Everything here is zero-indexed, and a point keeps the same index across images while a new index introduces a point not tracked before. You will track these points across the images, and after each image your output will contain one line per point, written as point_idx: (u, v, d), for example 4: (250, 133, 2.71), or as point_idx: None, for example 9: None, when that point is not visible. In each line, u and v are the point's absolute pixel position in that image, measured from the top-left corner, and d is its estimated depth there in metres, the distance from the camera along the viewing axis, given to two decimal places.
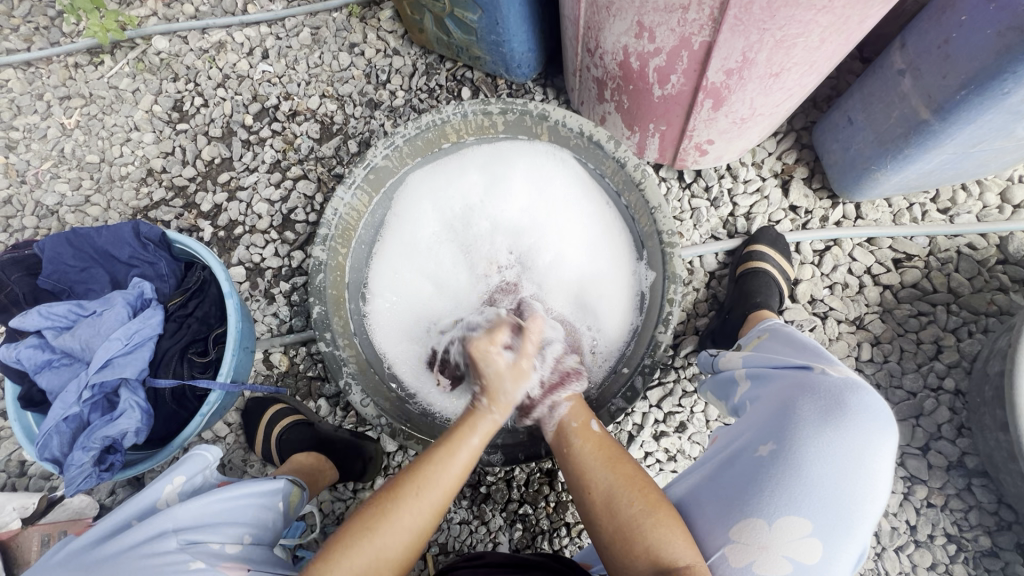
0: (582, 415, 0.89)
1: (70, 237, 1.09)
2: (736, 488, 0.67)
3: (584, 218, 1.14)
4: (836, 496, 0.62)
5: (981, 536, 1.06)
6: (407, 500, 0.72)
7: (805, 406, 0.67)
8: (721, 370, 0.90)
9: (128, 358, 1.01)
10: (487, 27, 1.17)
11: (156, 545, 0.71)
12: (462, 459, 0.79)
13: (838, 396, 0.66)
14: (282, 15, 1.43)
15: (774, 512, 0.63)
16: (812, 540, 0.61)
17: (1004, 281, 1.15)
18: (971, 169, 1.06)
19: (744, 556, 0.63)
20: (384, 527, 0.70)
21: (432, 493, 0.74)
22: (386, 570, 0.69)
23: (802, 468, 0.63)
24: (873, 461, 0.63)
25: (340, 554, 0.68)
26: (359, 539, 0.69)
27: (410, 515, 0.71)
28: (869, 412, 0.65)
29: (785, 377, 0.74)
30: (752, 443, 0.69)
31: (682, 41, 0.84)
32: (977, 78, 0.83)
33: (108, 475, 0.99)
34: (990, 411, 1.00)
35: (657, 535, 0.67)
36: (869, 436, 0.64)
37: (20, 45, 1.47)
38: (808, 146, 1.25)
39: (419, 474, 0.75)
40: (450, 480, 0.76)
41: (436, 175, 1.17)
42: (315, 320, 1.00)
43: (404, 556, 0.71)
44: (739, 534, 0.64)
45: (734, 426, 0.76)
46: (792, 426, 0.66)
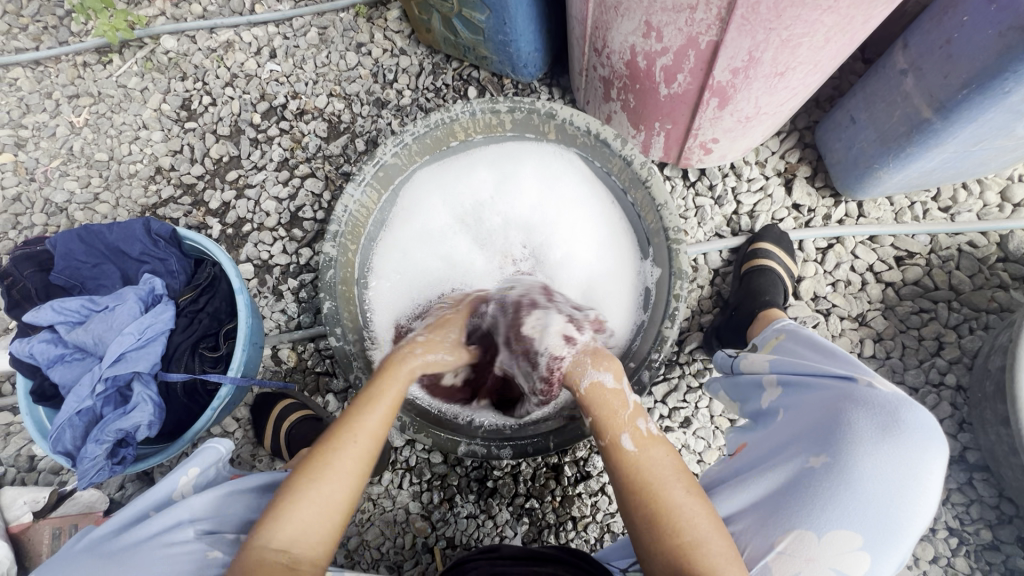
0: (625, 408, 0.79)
1: (82, 234, 1.10)
2: (784, 498, 0.69)
3: (591, 218, 1.15)
4: (885, 510, 0.66)
5: (983, 530, 1.08)
6: (339, 447, 0.71)
7: (858, 421, 0.70)
8: (741, 373, 0.89)
9: (141, 353, 1.02)
10: (494, 27, 1.18)
11: (173, 535, 0.72)
12: (390, 396, 0.80)
13: (892, 413, 0.69)
14: (290, 15, 1.44)
15: (827, 525, 0.66)
16: (861, 553, 0.65)
17: (1005, 279, 1.16)
18: (972, 167, 1.07)
19: (791, 567, 0.65)
20: (323, 472, 0.69)
21: (359, 437, 0.73)
22: (334, 513, 0.68)
23: (856, 484, 0.66)
24: (922, 477, 0.67)
25: (284, 506, 0.67)
26: (300, 492, 0.68)
27: (344, 460, 0.71)
28: (923, 431, 0.68)
29: (827, 386, 0.75)
30: (800, 454, 0.71)
31: (689, 41, 0.85)
32: (979, 77, 0.84)
33: (120, 468, 1.01)
34: (991, 406, 1.02)
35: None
36: (921, 453, 0.67)
37: (29, 44, 1.48)
38: (811, 145, 1.26)
39: (344, 424, 0.74)
40: (376, 423, 0.76)
41: (442, 173, 1.18)
42: (325, 315, 1.01)
43: (350, 498, 0.70)
44: (786, 544, 0.66)
45: (768, 434, 0.78)
46: (845, 440, 0.69)
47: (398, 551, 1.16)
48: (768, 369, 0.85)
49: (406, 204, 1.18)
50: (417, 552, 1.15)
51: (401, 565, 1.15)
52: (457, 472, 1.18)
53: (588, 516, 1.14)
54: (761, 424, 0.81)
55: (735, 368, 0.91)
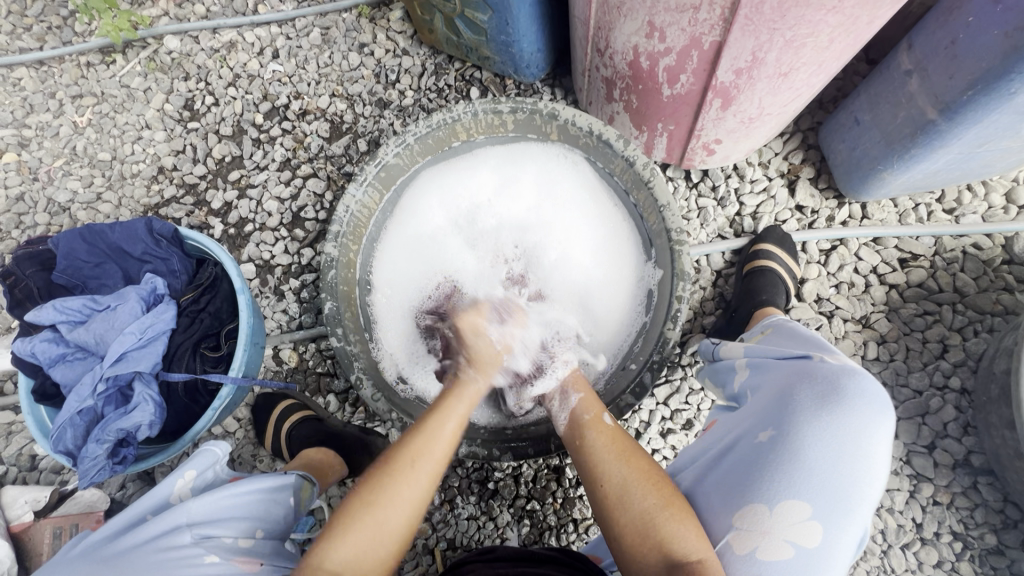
0: (594, 407, 0.88)
1: (84, 233, 1.10)
2: (739, 476, 0.69)
3: (592, 223, 1.16)
4: (835, 479, 0.63)
5: (987, 534, 1.07)
6: (405, 473, 0.72)
7: (802, 394, 0.69)
8: (722, 360, 0.90)
9: (142, 352, 1.02)
10: (496, 28, 1.18)
11: (172, 538, 0.71)
12: (454, 420, 0.81)
13: (834, 380, 0.68)
14: (293, 15, 1.44)
15: (775, 497, 0.64)
16: (812, 523, 0.62)
17: (1009, 281, 1.15)
18: (977, 169, 1.07)
19: (748, 543, 0.63)
20: (387, 498, 0.70)
21: (427, 461, 0.75)
22: (391, 538, 0.70)
23: (801, 453, 0.65)
24: (870, 444, 0.65)
25: (346, 529, 0.68)
26: (361, 514, 0.69)
27: (407, 487, 0.72)
28: (867, 396, 0.67)
29: (783, 366, 0.76)
30: (752, 431, 0.71)
31: (693, 41, 0.85)
32: (984, 78, 0.84)
33: (121, 467, 1.00)
34: (996, 409, 1.01)
35: (669, 528, 0.67)
36: (864, 419, 0.65)
37: (33, 44, 1.48)
38: (815, 146, 1.26)
39: (410, 446, 0.75)
40: (441, 447, 0.77)
41: (445, 175, 1.18)
42: (327, 315, 1.01)
43: (407, 526, 0.71)
44: (742, 521, 0.65)
45: (733, 417, 0.78)
46: (789, 412, 0.68)
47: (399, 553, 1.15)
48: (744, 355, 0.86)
49: (409, 203, 1.17)
50: (418, 554, 1.15)
51: (402, 567, 1.14)
52: (458, 473, 1.17)
53: (590, 518, 1.14)
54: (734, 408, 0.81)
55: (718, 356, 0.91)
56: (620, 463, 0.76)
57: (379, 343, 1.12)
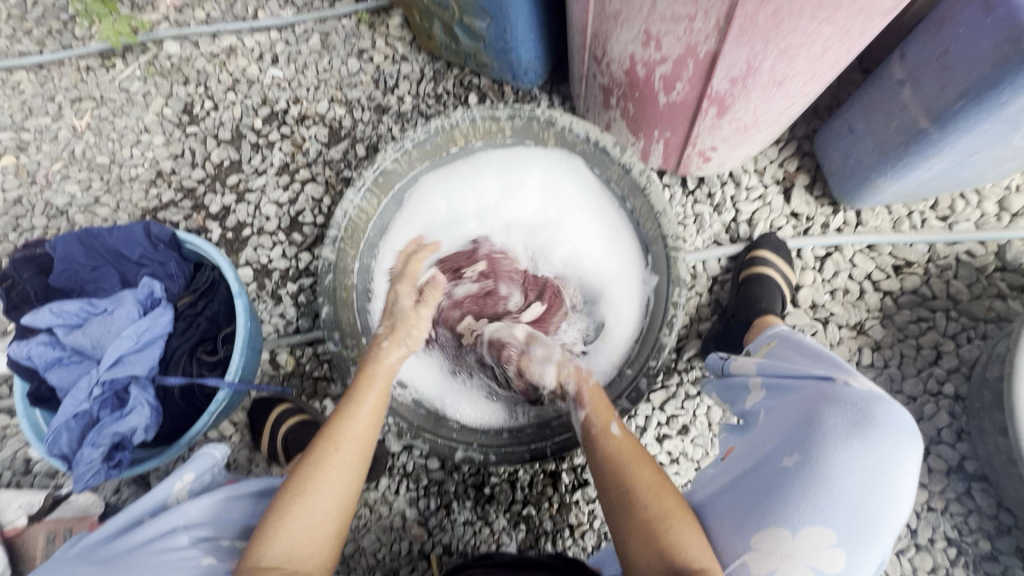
0: (605, 411, 0.88)
1: (82, 237, 1.10)
2: (759, 496, 0.68)
3: (596, 227, 1.15)
4: (861, 507, 0.63)
5: (981, 540, 1.07)
6: (323, 457, 0.73)
7: (829, 418, 0.69)
8: (732, 375, 0.90)
9: (138, 356, 1.02)
10: (495, 35, 1.19)
11: (168, 543, 0.71)
12: (370, 401, 0.81)
13: (863, 408, 0.68)
14: (292, 21, 1.45)
15: (798, 522, 0.64)
16: (836, 550, 0.62)
17: (1003, 288, 1.16)
18: (970, 177, 1.08)
19: (766, 564, 0.63)
20: (307, 487, 0.71)
21: (350, 442, 0.76)
22: (326, 522, 0.70)
23: (828, 480, 0.65)
24: (898, 473, 0.65)
25: (280, 521, 0.69)
26: (285, 508, 0.70)
27: (332, 468, 0.73)
28: (895, 425, 0.67)
29: (806, 388, 0.75)
30: (775, 453, 0.71)
31: (688, 50, 0.86)
32: (975, 88, 0.85)
33: (116, 472, 1.00)
34: (989, 416, 1.02)
35: (675, 537, 0.68)
36: (893, 448, 0.65)
37: (33, 48, 1.49)
38: (810, 154, 1.27)
39: (330, 430, 0.76)
40: (361, 428, 0.78)
41: (450, 178, 1.17)
42: (323, 320, 1.02)
43: (340, 507, 0.72)
44: (762, 542, 0.65)
45: (754, 438, 0.77)
46: (815, 437, 0.67)
47: (394, 558, 1.15)
48: (755, 371, 0.86)
49: (413, 209, 1.17)
50: (413, 559, 1.14)
51: (397, 572, 1.14)
52: (454, 479, 1.17)
53: (586, 523, 1.14)
54: (746, 428, 0.81)
55: (726, 371, 0.92)
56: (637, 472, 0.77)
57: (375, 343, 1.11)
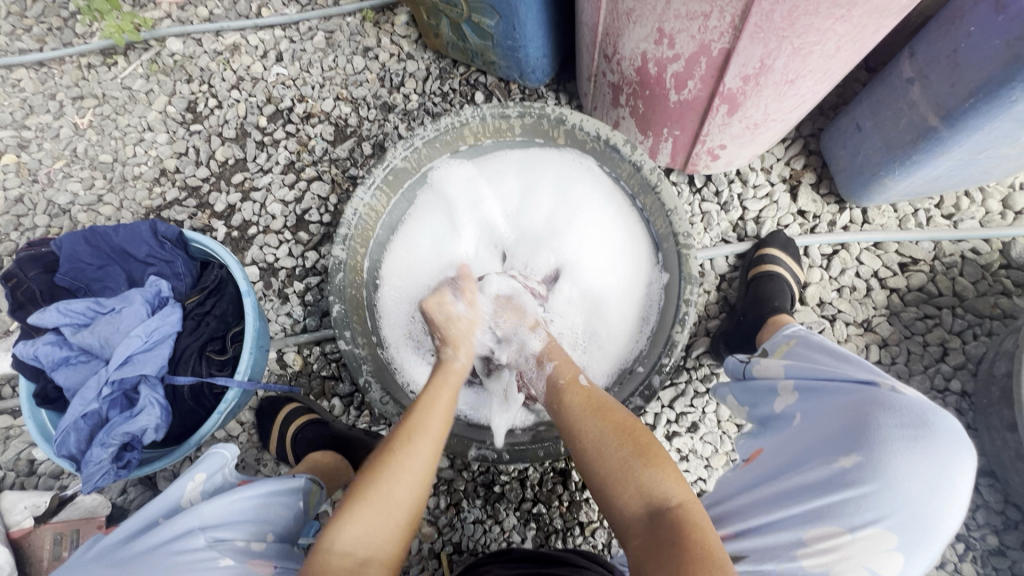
0: (570, 369, 0.91)
1: (87, 235, 1.09)
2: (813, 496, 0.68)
3: (607, 231, 1.16)
4: (919, 513, 0.64)
5: (989, 535, 1.08)
6: (401, 448, 0.73)
7: (883, 422, 0.68)
8: (754, 377, 0.90)
9: (148, 355, 1.01)
10: (503, 33, 1.19)
11: (186, 543, 0.71)
12: (443, 402, 0.82)
13: (920, 415, 0.68)
14: (297, 19, 1.45)
15: (858, 524, 0.64)
16: (896, 554, 0.63)
17: (1008, 285, 1.17)
18: (976, 175, 1.08)
19: (822, 563, 0.64)
20: (384, 473, 0.71)
21: (424, 438, 0.76)
22: (401, 511, 0.69)
23: (888, 483, 0.64)
24: (954, 479, 0.65)
25: (360, 505, 0.68)
26: (362, 493, 0.69)
27: (408, 460, 0.72)
28: (953, 434, 0.67)
29: (848, 392, 0.74)
30: (829, 454, 0.70)
31: (701, 48, 0.86)
32: (986, 86, 0.86)
33: (126, 472, 0.99)
34: (998, 411, 1.02)
35: (648, 476, 0.69)
36: (951, 457, 0.65)
37: (33, 45, 1.48)
38: (816, 152, 1.28)
39: (404, 427, 0.76)
40: (437, 425, 0.78)
41: (474, 175, 1.19)
42: (334, 318, 1.01)
43: (414, 498, 0.71)
44: (819, 542, 0.65)
45: (794, 440, 0.76)
46: (872, 440, 0.67)
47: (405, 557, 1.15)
48: (783, 374, 0.85)
49: (427, 202, 1.20)
50: (424, 558, 1.14)
51: (408, 571, 1.14)
52: (464, 477, 1.17)
53: (596, 521, 1.14)
54: (778, 431, 0.81)
55: (747, 373, 0.92)
56: (596, 420, 0.79)
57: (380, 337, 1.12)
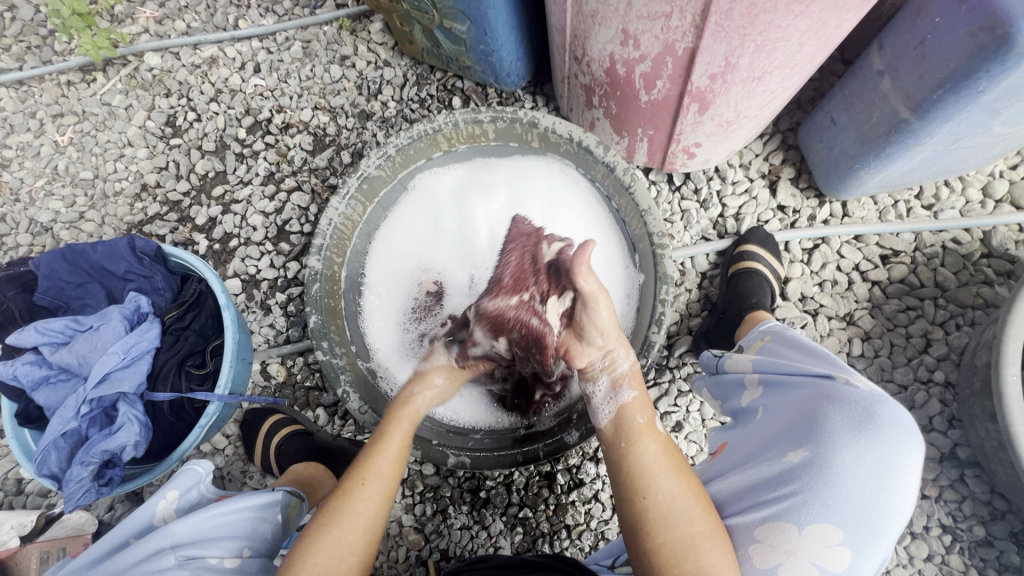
0: (644, 409, 0.83)
1: (66, 253, 1.09)
2: (763, 495, 0.70)
3: (592, 245, 1.13)
4: (866, 506, 0.65)
5: (976, 527, 1.08)
6: (354, 491, 0.76)
7: (833, 417, 0.69)
8: (726, 372, 0.90)
9: (126, 372, 1.02)
10: (476, 37, 1.19)
11: (155, 563, 0.72)
12: (396, 444, 0.84)
13: (867, 408, 0.69)
14: (273, 29, 1.45)
15: (806, 519, 0.65)
16: (841, 549, 0.64)
17: (989, 275, 1.17)
18: (952, 165, 1.08)
19: (772, 558, 0.65)
20: (337, 516, 0.73)
21: (375, 480, 0.78)
22: (355, 556, 0.71)
23: (832, 478, 0.66)
24: (901, 471, 0.66)
25: (312, 544, 0.70)
26: (315, 538, 0.71)
27: (359, 502, 0.75)
28: (899, 424, 0.67)
29: (804, 385, 0.75)
30: (779, 447, 0.71)
31: (666, 47, 0.86)
32: (952, 77, 0.85)
33: (107, 489, 0.99)
34: (980, 402, 1.02)
35: (714, 558, 0.65)
36: (898, 447, 0.66)
37: (12, 64, 1.48)
38: (794, 147, 1.27)
39: (360, 468, 0.79)
40: (388, 466, 0.80)
41: (466, 177, 1.18)
42: (312, 329, 1.01)
43: (365, 543, 0.73)
44: (766, 535, 0.67)
45: (751, 434, 0.77)
46: (821, 436, 0.68)
47: (392, 565, 1.14)
48: (751, 368, 0.85)
49: (413, 203, 1.19)
50: (411, 566, 1.14)
51: None
52: (450, 483, 1.17)
53: (583, 524, 1.14)
54: (740, 426, 0.81)
55: (719, 368, 0.93)
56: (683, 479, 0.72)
57: (357, 335, 1.12)
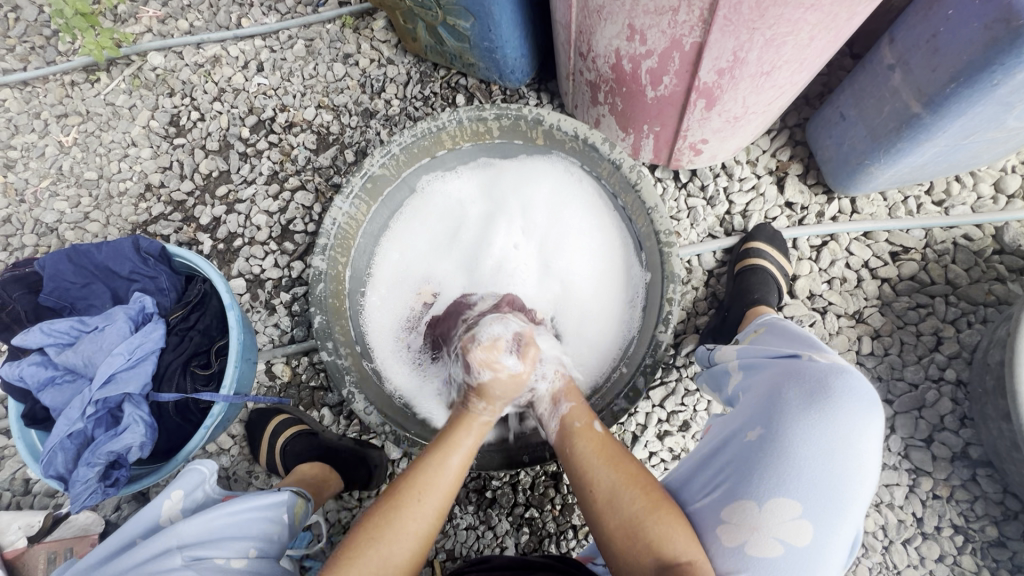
0: (584, 415, 0.86)
1: (70, 254, 1.09)
2: (727, 475, 0.69)
3: (597, 251, 1.15)
4: (827, 478, 0.63)
5: (989, 527, 1.06)
6: (408, 508, 0.72)
7: (790, 394, 0.69)
8: (716, 363, 0.90)
9: (131, 373, 1.01)
10: (479, 34, 1.18)
11: (161, 563, 0.72)
12: (457, 459, 0.79)
13: (822, 380, 0.68)
14: (276, 28, 1.44)
15: (764, 493, 0.64)
16: (802, 522, 0.62)
17: (1001, 271, 1.15)
18: (964, 160, 1.06)
19: (736, 537, 0.63)
20: (386, 531, 0.70)
21: (432, 497, 0.74)
22: (398, 573, 0.69)
23: (790, 451, 0.65)
24: (860, 443, 0.65)
25: (360, 559, 0.68)
26: (362, 551, 0.68)
27: (412, 519, 0.71)
28: (854, 394, 0.67)
29: (772, 366, 0.75)
30: (741, 429, 0.71)
31: (673, 42, 0.85)
32: (966, 70, 0.83)
33: (114, 490, 0.99)
34: (992, 401, 1.00)
35: (658, 530, 0.66)
36: (855, 417, 0.66)
37: (16, 65, 1.48)
38: (802, 142, 1.26)
39: (415, 480, 0.75)
40: (447, 482, 0.76)
41: (473, 180, 1.21)
42: (317, 329, 1.00)
43: (411, 560, 0.70)
44: (731, 514, 0.65)
45: (721, 422, 0.77)
46: (778, 412, 0.68)
47: None
48: (735, 356, 0.85)
49: (418, 206, 1.20)
50: (417, 566, 1.14)
51: None
52: None
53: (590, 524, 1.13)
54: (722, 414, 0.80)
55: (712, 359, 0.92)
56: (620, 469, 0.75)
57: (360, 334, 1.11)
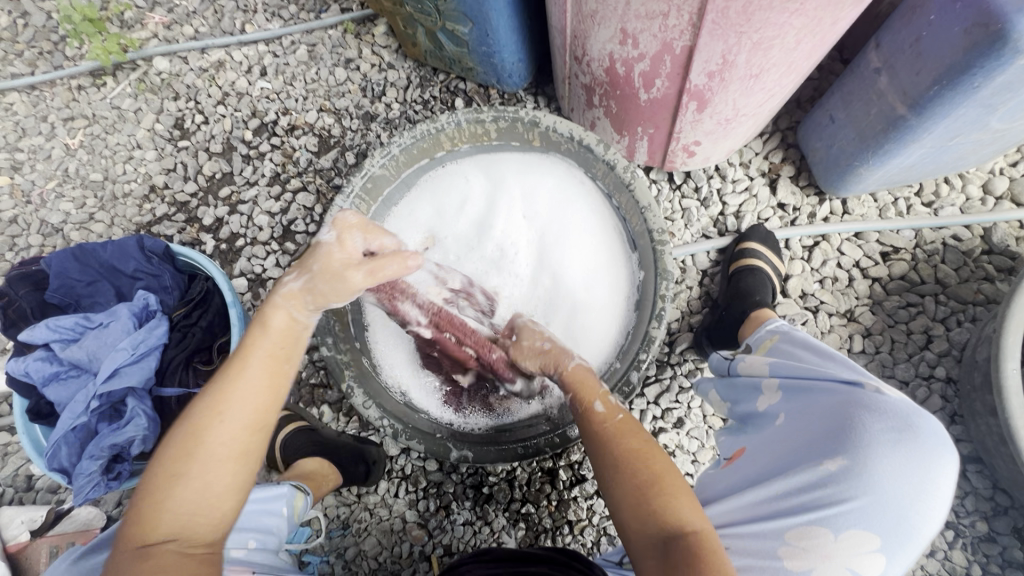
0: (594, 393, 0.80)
1: (76, 253, 1.11)
2: (799, 501, 0.70)
3: (598, 250, 1.14)
4: (903, 515, 0.67)
5: (978, 522, 1.08)
6: (208, 422, 0.64)
7: (870, 427, 0.70)
8: (740, 376, 0.90)
9: (134, 368, 1.03)
10: (478, 39, 1.21)
11: None
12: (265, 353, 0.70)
13: (906, 419, 0.70)
14: (279, 33, 1.48)
15: (842, 526, 0.67)
16: (877, 555, 0.66)
17: (990, 271, 1.17)
18: (951, 161, 1.09)
19: (806, 563, 0.67)
20: (192, 453, 0.62)
21: (236, 401, 0.65)
22: (220, 485, 0.63)
23: (872, 487, 0.67)
24: (939, 484, 0.68)
25: (171, 488, 0.61)
26: (170, 479, 0.61)
27: (218, 429, 0.63)
28: (936, 436, 0.69)
29: (833, 392, 0.76)
30: (813, 457, 0.72)
31: (664, 46, 0.87)
32: (949, 73, 0.86)
33: (116, 483, 1.02)
34: (980, 397, 1.02)
35: (667, 510, 0.63)
36: (937, 460, 0.68)
37: (24, 69, 1.51)
38: (794, 145, 1.28)
39: (218, 388, 0.66)
40: (256, 381, 0.68)
41: (476, 164, 1.19)
42: (317, 326, 1.02)
43: (230, 468, 0.64)
44: (799, 540, 0.68)
45: (774, 440, 0.79)
46: (858, 445, 0.69)
47: (396, 560, 1.16)
48: (769, 372, 0.86)
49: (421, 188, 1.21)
50: (415, 561, 1.15)
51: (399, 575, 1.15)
52: (453, 479, 1.18)
53: (585, 520, 1.14)
54: (760, 431, 0.82)
55: (732, 370, 0.93)
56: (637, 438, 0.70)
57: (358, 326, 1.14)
